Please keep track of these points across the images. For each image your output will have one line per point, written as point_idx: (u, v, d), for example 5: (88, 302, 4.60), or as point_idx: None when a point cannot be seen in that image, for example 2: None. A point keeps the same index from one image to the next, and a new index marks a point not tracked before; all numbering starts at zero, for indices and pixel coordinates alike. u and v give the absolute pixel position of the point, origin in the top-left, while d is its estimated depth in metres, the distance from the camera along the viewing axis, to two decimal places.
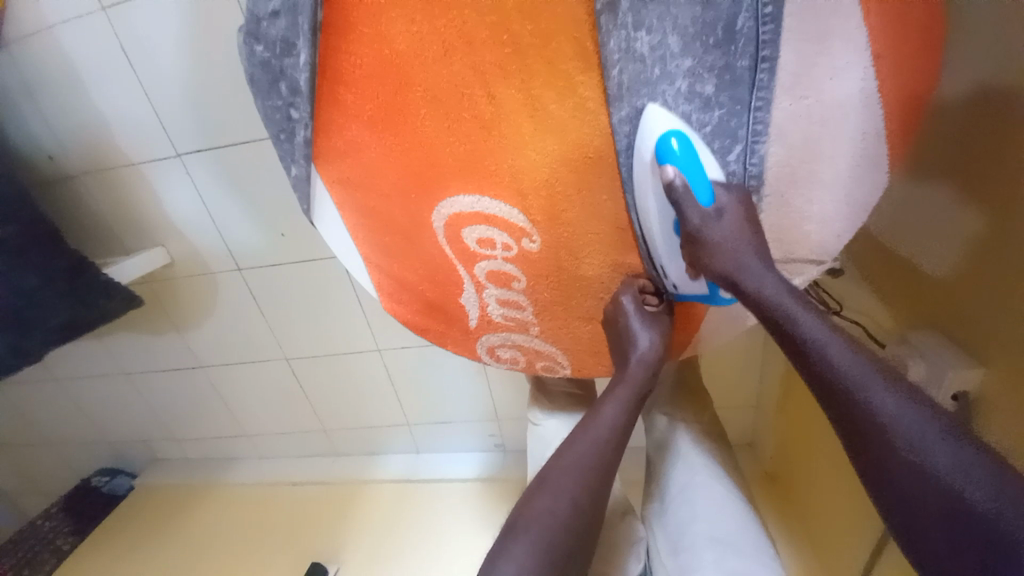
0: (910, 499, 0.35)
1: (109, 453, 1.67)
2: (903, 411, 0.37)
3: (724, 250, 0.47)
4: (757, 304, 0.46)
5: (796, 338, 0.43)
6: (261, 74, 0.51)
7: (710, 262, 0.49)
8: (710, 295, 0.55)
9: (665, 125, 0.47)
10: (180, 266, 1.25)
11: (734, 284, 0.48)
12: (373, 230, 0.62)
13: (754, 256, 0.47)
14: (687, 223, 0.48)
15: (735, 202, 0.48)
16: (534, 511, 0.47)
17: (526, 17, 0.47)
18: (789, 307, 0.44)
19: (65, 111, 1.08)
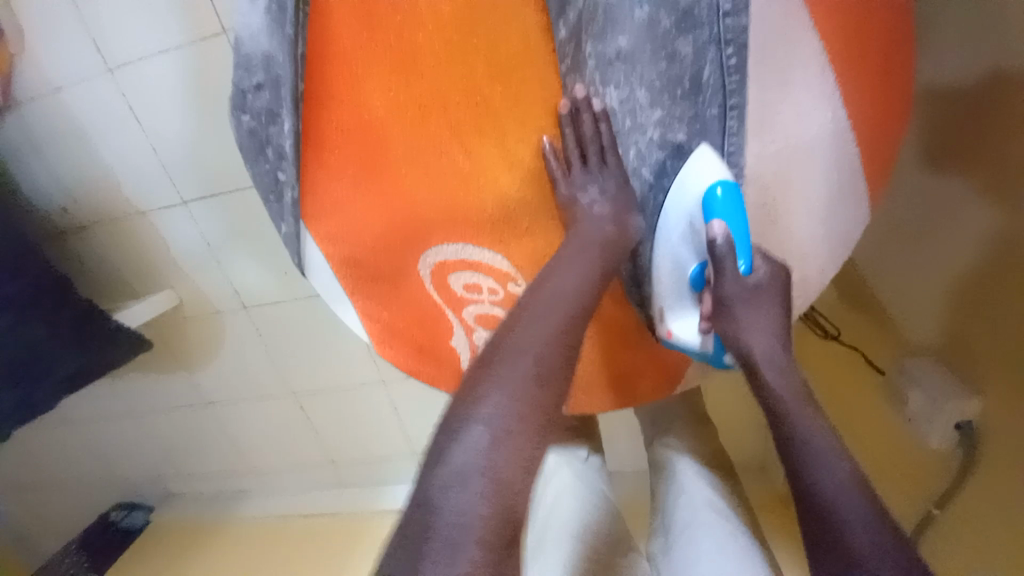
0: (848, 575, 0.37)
1: (123, 490, 1.69)
2: (848, 492, 0.38)
3: (748, 322, 0.47)
4: (750, 370, 0.46)
5: (773, 407, 0.44)
6: (249, 141, 0.54)
7: (737, 335, 0.47)
8: (707, 355, 0.52)
9: (712, 176, 0.45)
10: (188, 307, 1.28)
11: (746, 357, 0.47)
12: (361, 280, 0.62)
13: (772, 333, 0.47)
14: (722, 282, 0.46)
15: (767, 275, 0.48)
16: (459, 464, 0.37)
17: (498, 80, 0.50)
18: (771, 377, 0.45)
19: (76, 166, 1.13)
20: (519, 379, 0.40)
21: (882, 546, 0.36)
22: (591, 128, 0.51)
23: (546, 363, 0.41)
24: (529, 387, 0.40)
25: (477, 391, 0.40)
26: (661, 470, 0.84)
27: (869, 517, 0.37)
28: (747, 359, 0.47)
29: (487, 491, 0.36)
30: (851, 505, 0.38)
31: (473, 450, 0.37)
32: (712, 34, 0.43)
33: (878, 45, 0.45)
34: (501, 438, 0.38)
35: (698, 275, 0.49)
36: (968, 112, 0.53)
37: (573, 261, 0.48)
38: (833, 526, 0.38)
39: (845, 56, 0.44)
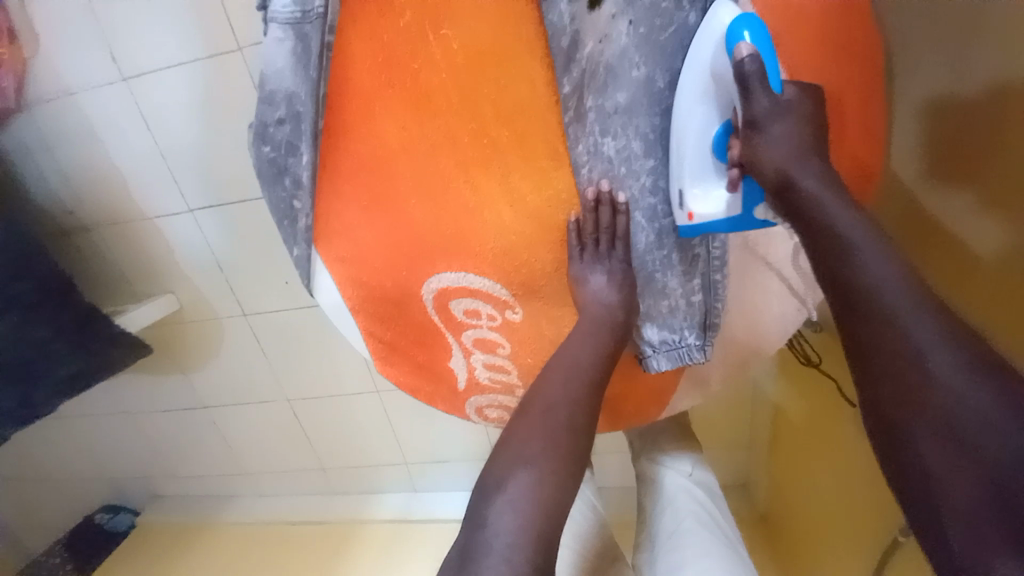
0: (926, 417, 0.36)
1: (109, 490, 1.68)
2: (929, 335, 0.37)
3: (780, 145, 0.46)
4: (801, 210, 0.45)
5: (842, 253, 0.43)
6: (267, 169, 0.57)
7: (766, 156, 0.47)
8: (739, 219, 0.52)
9: (733, 17, 0.45)
10: (188, 311, 1.30)
11: (785, 181, 0.46)
12: (367, 301, 0.65)
13: (813, 159, 0.46)
14: (752, 106, 0.46)
15: (800, 101, 0.47)
16: (499, 504, 0.48)
17: (503, 124, 0.53)
18: (835, 218, 0.44)
19: (85, 171, 1.16)
20: (534, 450, 0.51)
21: (991, 414, 0.33)
22: (609, 217, 0.55)
23: (557, 433, 0.52)
24: (562, 435, 0.52)
25: (510, 450, 0.52)
26: (651, 485, 0.88)
27: (976, 383, 0.35)
28: (809, 221, 0.45)
29: (518, 525, 0.46)
30: (947, 367, 0.36)
31: (512, 498, 0.48)
32: (700, 95, 0.48)
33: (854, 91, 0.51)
34: (539, 478, 0.49)
35: (723, 129, 0.50)
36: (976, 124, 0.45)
37: (583, 342, 0.57)
38: (926, 396, 0.36)
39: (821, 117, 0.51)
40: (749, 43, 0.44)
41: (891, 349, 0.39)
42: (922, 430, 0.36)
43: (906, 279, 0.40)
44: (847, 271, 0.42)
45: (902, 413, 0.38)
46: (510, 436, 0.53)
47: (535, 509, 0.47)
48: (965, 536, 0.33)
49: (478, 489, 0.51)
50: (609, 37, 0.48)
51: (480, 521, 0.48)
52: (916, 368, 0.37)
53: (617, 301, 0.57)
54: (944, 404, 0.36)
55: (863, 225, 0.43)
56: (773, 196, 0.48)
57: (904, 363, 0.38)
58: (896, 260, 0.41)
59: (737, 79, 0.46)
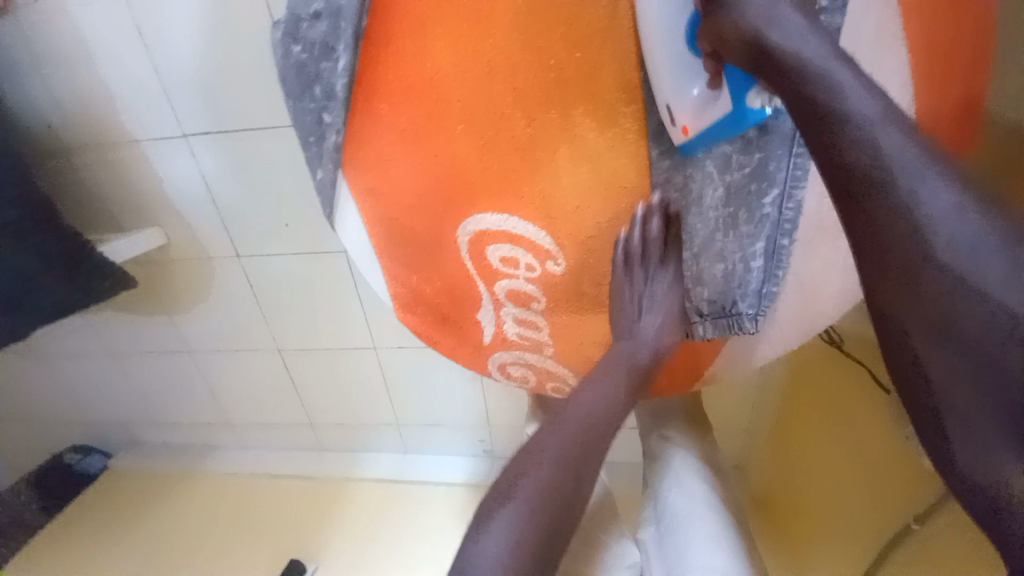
0: (933, 307, 0.31)
1: (82, 432, 1.61)
2: (949, 211, 0.30)
3: (758, 5, 0.37)
4: (789, 82, 0.36)
5: (837, 129, 0.34)
6: (295, 75, 0.49)
7: (734, 29, 0.37)
8: (738, 113, 0.42)
9: None
10: (176, 248, 1.21)
11: (765, 48, 0.36)
12: (393, 240, 0.59)
13: (793, 13, 0.36)
14: None
15: None
16: (500, 515, 0.51)
17: (574, 45, 0.47)
18: (832, 85, 0.34)
19: (68, 81, 1.04)
20: (534, 475, 0.53)
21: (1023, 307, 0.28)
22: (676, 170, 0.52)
23: (564, 456, 0.54)
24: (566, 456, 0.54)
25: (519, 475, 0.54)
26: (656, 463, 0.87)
27: (1001, 262, 0.29)
28: (805, 99, 0.35)
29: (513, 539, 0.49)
30: (967, 247, 0.29)
31: (509, 516, 0.51)
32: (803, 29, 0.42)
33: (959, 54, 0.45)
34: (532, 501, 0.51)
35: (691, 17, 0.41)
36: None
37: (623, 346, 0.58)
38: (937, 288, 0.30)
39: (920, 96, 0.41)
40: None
41: (889, 237, 0.32)
42: (923, 326, 0.31)
43: (913, 146, 0.32)
44: (848, 146, 0.33)
45: (905, 307, 0.32)
46: (520, 471, 0.54)
47: (527, 525, 0.50)
48: (969, 446, 0.31)
49: (484, 504, 0.54)
50: None
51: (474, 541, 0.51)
52: (928, 253, 0.30)
53: (659, 345, 0.57)
54: (952, 292, 0.30)
55: (870, 92, 0.34)
56: (757, 75, 0.38)
57: (916, 248, 0.31)
58: (900, 128, 0.33)
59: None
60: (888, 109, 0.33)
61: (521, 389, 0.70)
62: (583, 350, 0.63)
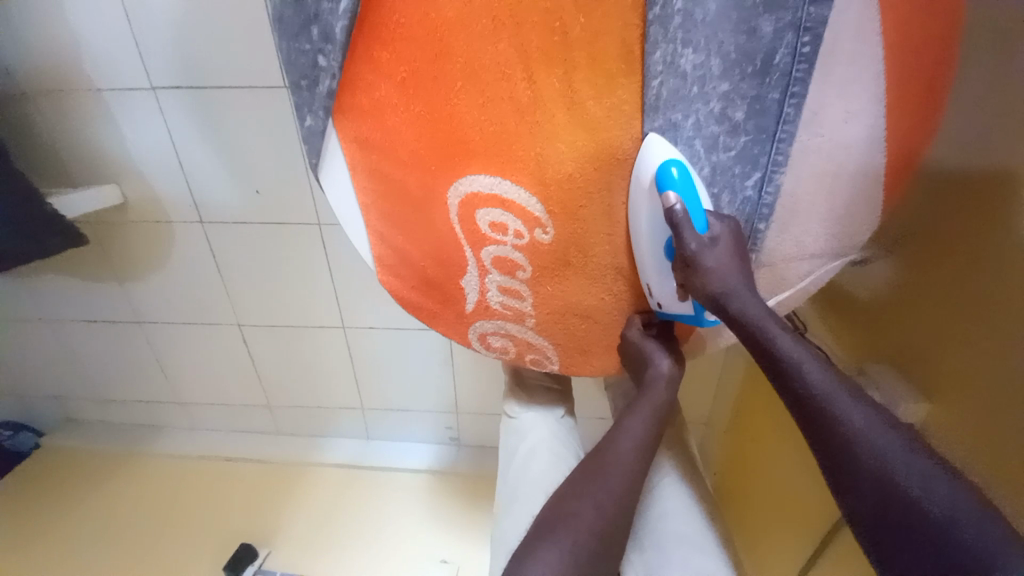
0: (879, 497, 0.41)
1: (12, 406, 1.48)
2: (868, 422, 0.44)
3: (718, 270, 0.50)
4: (739, 322, 0.51)
5: (777, 358, 0.49)
6: (292, 13, 0.48)
7: (703, 285, 0.52)
8: (697, 316, 0.58)
9: (664, 155, 0.51)
10: (134, 209, 1.14)
11: (721, 301, 0.51)
12: (381, 198, 0.58)
13: (741, 279, 0.51)
14: (684, 245, 0.51)
15: (730, 232, 0.52)
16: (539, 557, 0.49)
17: (580, 10, 0.48)
18: (766, 326, 0.50)
19: (22, 14, 0.95)
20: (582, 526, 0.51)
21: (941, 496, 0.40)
22: None
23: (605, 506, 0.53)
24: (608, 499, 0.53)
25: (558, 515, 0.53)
26: None
27: (918, 461, 0.42)
28: (751, 336, 0.50)
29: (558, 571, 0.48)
30: (891, 454, 0.42)
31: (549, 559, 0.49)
32: (794, 18, 0.45)
33: (930, 58, 0.48)
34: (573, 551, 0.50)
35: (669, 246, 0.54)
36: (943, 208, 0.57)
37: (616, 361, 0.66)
38: (882, 488, 0.41)
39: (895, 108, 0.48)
40: (654, 183, 0.52)
41: (837, 450, 0.44)
42: (876, 520, 0.42)
43: (836, 380, 0.47)
44: (792, 377, 0.48)
45: (864, 495, 0.42)
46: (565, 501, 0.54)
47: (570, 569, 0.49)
48: None
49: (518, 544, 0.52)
50: None
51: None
52: (869, 461, 0.42)
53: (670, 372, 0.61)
54: (892, 488, 0.41)
55: (793, 336, 0.50)
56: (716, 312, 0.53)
57: (860, 457, 0.43)
58: (819, 360, 0.48)
59: (668, 222, 0.51)
60: (807, 348, 0.49)
61: (500, 360, 0.71)
62: (566, 322, 0.63)
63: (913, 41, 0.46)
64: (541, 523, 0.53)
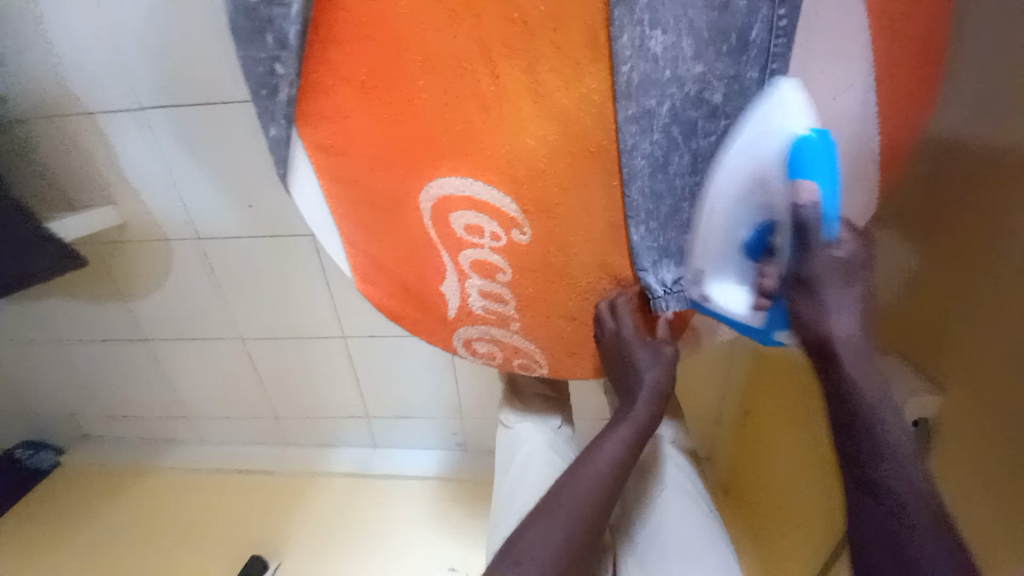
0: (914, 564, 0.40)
1: (31, 426, 1.52)
2: (922, 494, 0.42)
3: (827, 301, 0.47)
4: (825, 358, 0.48)
5: (848, 404, 0.45)
6: (244, 20, 0.47)
7: (810, 309, 0.47)
8: (764, 329, 0.55)
9: (796, 129, 0.45)
10: (132, 229, 1.15)
11: (817, 333, 0.47)
12: (353, 206, 0.57)
13: (852, 313, 0.47)
14: (811, 250, 0.47)
15: (855, 257, 0.48)
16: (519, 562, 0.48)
17: None
18: (848, 369, 0.46)
19: (12, 43, 0.97)
20: (561, 527, 0.50)
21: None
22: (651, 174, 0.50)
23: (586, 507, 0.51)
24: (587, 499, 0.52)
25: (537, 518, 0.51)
26: None
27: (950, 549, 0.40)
28: (834, 377, 0.47)
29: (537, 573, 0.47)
30: (936, 533, 0.40)
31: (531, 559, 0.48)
32: None
33: (915, 23, 0.47)
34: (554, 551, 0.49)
35: (760, 230, 0.50)
36: (947, 200, 0.51)
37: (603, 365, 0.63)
38: (902, 560, 0.41)
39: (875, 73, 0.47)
40: (784, 170, 0.46)
41: (875, 510, 0.43)
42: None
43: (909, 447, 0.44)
44: (859, 432, 0.45)
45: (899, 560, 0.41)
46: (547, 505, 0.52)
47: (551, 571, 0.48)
48: None
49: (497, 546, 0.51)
50: None
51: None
52: (919, 531, 0.41)
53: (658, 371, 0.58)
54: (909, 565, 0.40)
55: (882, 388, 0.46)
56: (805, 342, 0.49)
57: (890, 526, 0.42)
58: (900, 420, 0.45)
59: (794, 222, 0.47)
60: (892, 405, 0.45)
61: (488, 366, 0.69)
62: (553, 323, 0.61)
63: (893, 7, 0.45)
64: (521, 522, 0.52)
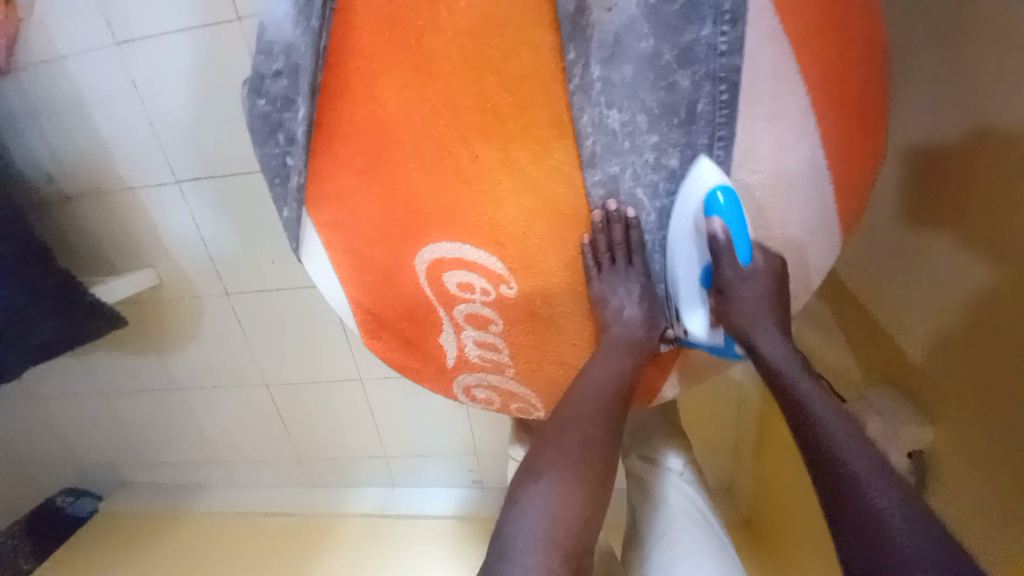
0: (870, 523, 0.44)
1: (76, 474, 1.61)
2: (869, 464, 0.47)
3: (747, 305, 0.55)
4: (765, 365, 0.56)
5: (794, 395, 0.54)
6: (262, 125, 0.57)
7: (734, 314, 0.56)
8: (723, 347, 0.60)
9: (713, 180, 0.50)
10: (168, 288, 1.26)
11: (748, 341, 0.56)
12: (357, 271, 0.63)
13: (770, 320, 0.56)
14: (719, 271, 0.54)
15: (770, 265, 0.55)
16: (523, 513, 0.53)
17: (507, 89, 0.52)
18: (787, 371, 0.55)
19: (67, 133, 1.11)
20: (563, 470, 0.55)
21: (901, 488, 0.45)
22: (621, 234, 0.57)
23: (579, 454, 0.56)
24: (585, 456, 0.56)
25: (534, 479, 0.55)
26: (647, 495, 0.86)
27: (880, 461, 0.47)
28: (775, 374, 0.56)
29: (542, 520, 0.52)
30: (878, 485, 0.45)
31: (536, 512, 0.52)
32: (708, 70, 0.48)
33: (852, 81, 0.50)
34: (558, 498, 0.53)
35: (705, 270, 0.56)
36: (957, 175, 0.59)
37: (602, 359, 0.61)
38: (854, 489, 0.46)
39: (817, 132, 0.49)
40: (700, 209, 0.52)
41: (823, 445, 0.49)
42: (866, 514, 0.44)
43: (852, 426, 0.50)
44: (791, 383, 0.54)
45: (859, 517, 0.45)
46: (546, 446, 0.57)
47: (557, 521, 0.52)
48: None
49: (506, 498, 0.56)
50: (618, 7, 0.49)
51: (512, 513, 0.54)
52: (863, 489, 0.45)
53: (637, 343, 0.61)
54: (863, 482, 0.46)
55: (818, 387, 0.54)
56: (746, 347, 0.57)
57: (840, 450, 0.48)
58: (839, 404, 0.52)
59: (709, 248, 0.53)
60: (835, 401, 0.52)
61: (488, 410, 0.73)
62: (544, 369, 0.65)
63: (831, 69, 0.49)
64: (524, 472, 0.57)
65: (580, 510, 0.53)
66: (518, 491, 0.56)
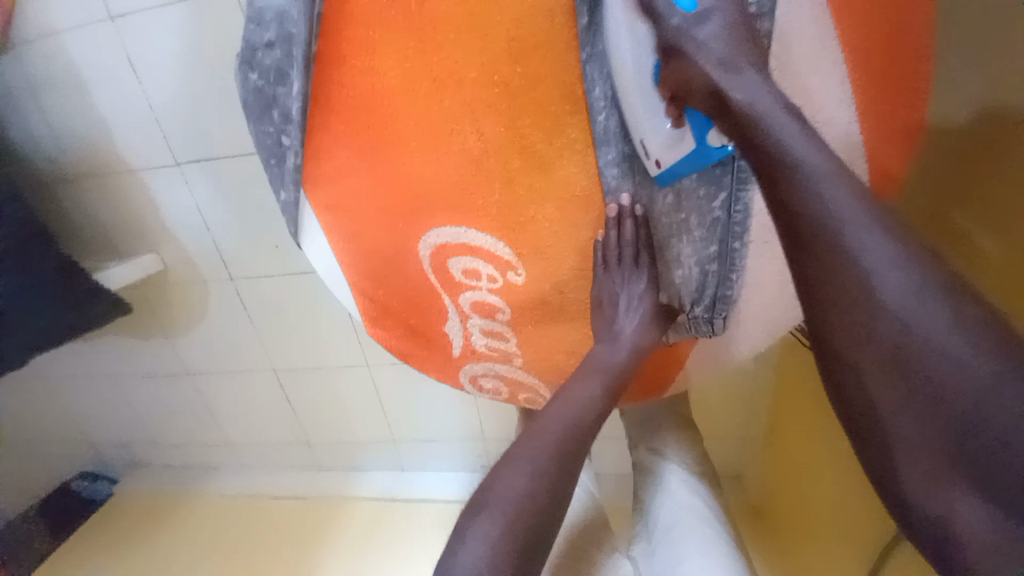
0: (885, 351, 0.35)
1: (91, 455, 1.64)
2: (885, 266, 0.35)
3: (705, 55, 0.41)
4: (740, 128, 0.40)
5: (787, 166, 0.38)
6: (255, 100, 0.53)
7: (689, 74, 0.42)
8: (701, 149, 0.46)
9: None
10: (173, 272, 1.25)
11: (717, 97, 0.41)
12: (358, 257, 0.61)
13: (747, 67, 0.40)
14: (665, 24, 0.43)
15: (727, 3, 0.41)
16: (474, 529, 0.49)
17: (516, 60, 0.48)
18: (773, 125, 0.39)
19: (66, 115, 1.09)
20: (524, 479, 0.51)
21: (955, 347, 0.33)
22: (632, 231, 0.53)
23: (542, 462, 0.52)
24: (551, 466, 0.52)
25: (492, 493, 0.51)
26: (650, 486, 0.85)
27: (928, 311, 0.34)
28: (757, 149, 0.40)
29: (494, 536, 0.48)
30: (893, 298, 0.35)
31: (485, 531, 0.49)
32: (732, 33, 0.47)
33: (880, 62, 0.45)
34: (506, 515, 0.49)
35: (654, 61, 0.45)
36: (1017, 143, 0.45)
37: (588, 377, 0.57)
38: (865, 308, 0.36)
39: (855, 107, 0.45)
40: None
41: (815, 260, 0.38)
42: (877, 352, 0.36)
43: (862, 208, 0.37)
44: (798, 199, 0.38)
45: (868, 347, 0.36)
46: (494, 478, 0.53)
47: (508, 535, 0.48)
48: (914, 458, 0.35)
49: (458, 519, 0.52)
50: None
51: (464, 527, 0.50)
52: (874, 311, 0.35)
53: (637, 344, 0.58)
54: (890, 348, 0.35)
55: (819, 150, 0.38)
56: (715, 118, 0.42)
57: (849, 302, 0.37)
58: (852, 187, 0.37)
59: (643, 7, 0.43)
60: (839, 168, 0.38)
61: (495, 400, 0.71)
62: (553, 360, 0.63)
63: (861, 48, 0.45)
64: (481, 483, 0.54)
65: (535, 523, 0.50)
66: (475, 508, 0.51)
